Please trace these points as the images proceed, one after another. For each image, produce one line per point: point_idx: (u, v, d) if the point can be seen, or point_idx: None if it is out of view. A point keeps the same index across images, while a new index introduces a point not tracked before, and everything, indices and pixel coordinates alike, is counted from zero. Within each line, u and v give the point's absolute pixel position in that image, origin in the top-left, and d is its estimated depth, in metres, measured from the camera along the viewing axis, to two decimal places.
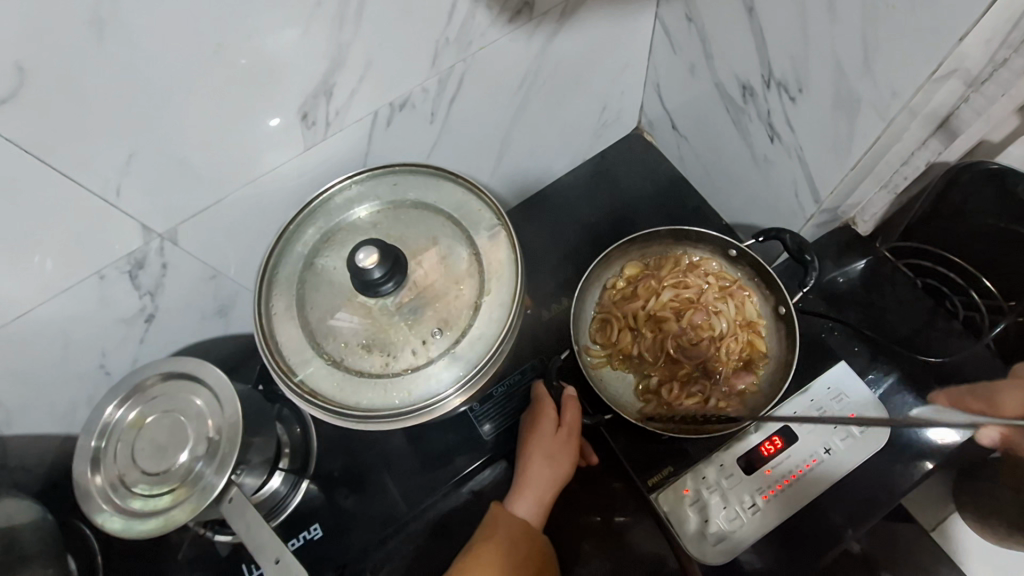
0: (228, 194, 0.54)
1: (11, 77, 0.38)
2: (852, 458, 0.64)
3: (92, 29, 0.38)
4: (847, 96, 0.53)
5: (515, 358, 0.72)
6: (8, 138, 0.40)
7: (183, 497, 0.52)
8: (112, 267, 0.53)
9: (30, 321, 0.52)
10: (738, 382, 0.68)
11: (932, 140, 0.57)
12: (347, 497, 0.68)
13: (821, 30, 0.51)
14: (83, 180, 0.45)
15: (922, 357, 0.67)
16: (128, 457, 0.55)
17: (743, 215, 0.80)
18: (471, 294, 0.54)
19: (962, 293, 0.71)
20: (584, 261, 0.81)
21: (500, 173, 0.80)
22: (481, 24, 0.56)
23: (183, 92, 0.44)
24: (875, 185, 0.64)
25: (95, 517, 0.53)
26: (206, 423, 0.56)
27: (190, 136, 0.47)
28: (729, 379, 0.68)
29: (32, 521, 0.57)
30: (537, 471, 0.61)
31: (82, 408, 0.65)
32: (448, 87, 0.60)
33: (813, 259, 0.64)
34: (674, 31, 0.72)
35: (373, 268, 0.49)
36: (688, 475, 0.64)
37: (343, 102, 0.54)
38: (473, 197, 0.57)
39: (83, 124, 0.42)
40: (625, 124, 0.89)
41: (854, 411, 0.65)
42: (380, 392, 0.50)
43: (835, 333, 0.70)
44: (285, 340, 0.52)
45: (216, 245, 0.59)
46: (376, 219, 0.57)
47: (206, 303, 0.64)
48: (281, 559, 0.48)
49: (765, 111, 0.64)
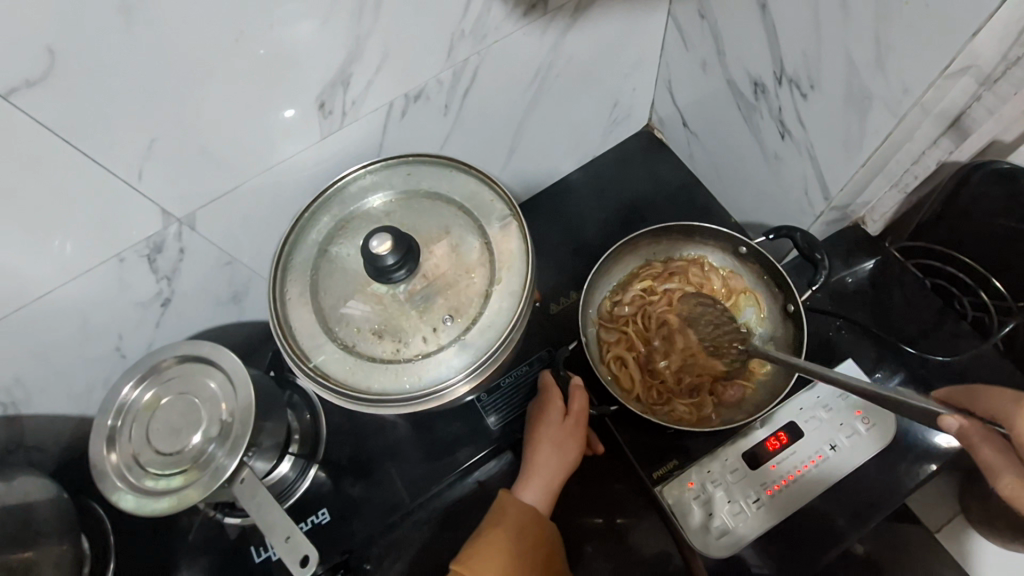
0: (245, 180, 0.55)
1: (42, 60, 0.39)
2: (855, 456, 0.64)
3: (121, 16, 0.39)
4: (858, 92, 0.53)
5: (522, 350, 0.73)
6: (34, 118, 0.41)
7: (195, 478, 0.53)
8: (131, 251, 0.54)
9: (50, 303, 0.53)
10: (732, 390, 0.67)
11: (944, 140, 0.59)
12: (354, 484, 0.68)
13: (834, 28, 0.51)
14: (106, 162, 0.46)
15: (928, 357, 0.68)
16: (142, 437, 0.56)
17: (754, 214, 0.80)
18: (482, 283, 0.55)
19: (971, 293, 0.73)
20: (593, 255, 0.82)
21: (511, 167, 0.80)
22: (497, 18, 0.57)
23: (206, 79, 0.45)
24: (886, 185, 0.66)
25: (110, 495, 0.54)
26: (220, 405, 0.57)
27: (214, 120, 0.49)
28: (725, 386, 0.67)
29: (49, 498, 0.59)
30: (543, 460, 0.61)
31: (99, 389, 0.66)
32: (462, 80, 0.61)
33: (823, 258, 0.64)
34: (686, 28, 0.72)
35: (386, 254, 0.50)
36: (693, 468, 0.64)
37: (359, 93, 0.55)
38: (485, 189, 0.58)
39: (108, 106, 0.43)
40: (635, 121, 0.90)
41: (860, 408, 0.65)
42: (391, 377, 0.51)
43: (841, 332, 0.71)
44: (299, 326, 0.53)
45: (232, 233, 0.60)
46: (389, 209, 0.58)
47: (221, 289, 0.66)
48: (292, 537, 0.49)
49: (777, 107, 0.64)
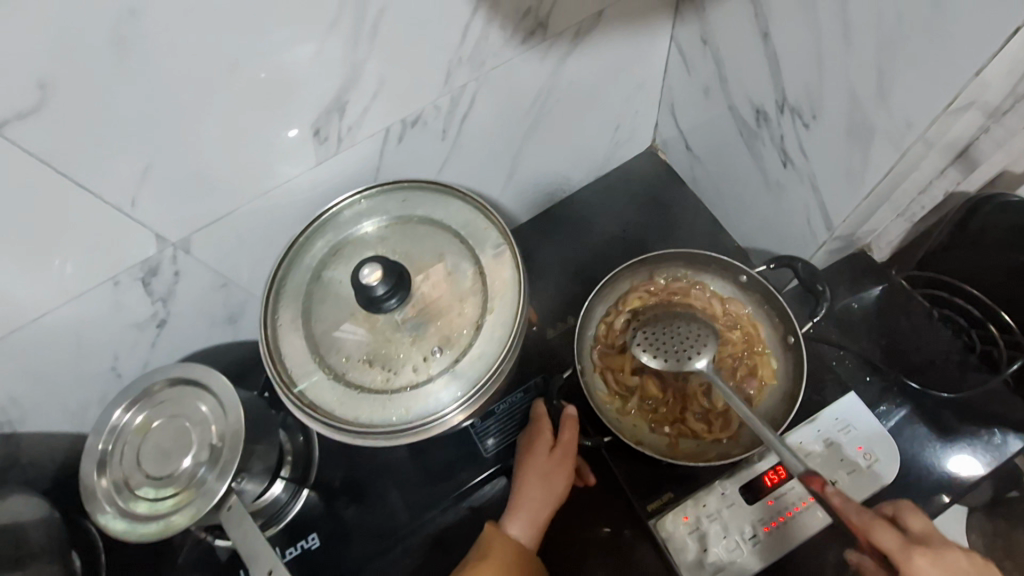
0: (241, 205, 0.56)
1: (34, 94, 0.39)
2: (856, 492, 0.62)
3: (113, 50, 0.39)
4: (862, 125, 0.52)
5: (518, 375, 0.72)
6: (29, 150, 0.41)
7: (186, 502, 0.53)
8: (126, 274, 0.54)
9: (44, 325, 0.53)
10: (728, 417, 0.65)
11: (952, 170, 0.57)
12: (347, 507, 0.68)
13: (837, 61, 0.51)
14: (100, 191, 0.47)
15: (935, 392, 0.67)
16: (134, 461, 0.56)
17: (757, 240, 0.79)
18: (474, 312, 0.54)
19: (978, 326, 0.71)
20: (592, 278, 0.81)
21: (512, 189, 0.80)
22: (495, 44, 0.57)
23: (198, 108, 0.45)
24: (892, 214, 0.64)
25: (98, 519, 0.54)
26: (210, 429, 0.56)
27: (209, 148, 0.49)
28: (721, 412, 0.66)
29: (40, 518, 0.59)
30: (531, 492, 0.60)
31: (94, 408, 0.66)
32: (460, 106, 0.61)
33: (825, 289, 0.63)
34: (689, 51, 0.71)
35: (376, 283, 0.49)
36: (689, 501, 0.63)
37: (356, 118, 0.55)
38: (480, 216, 0.57)
39: (101, 135, 0.43)
40: (637, 143, 0.89)
41: (862, 443, 0.64)
42: (379, 407, 0.51)
43: (845, 362, 0.70)
44: (289, 352, 0.53)
45: (228, 256, 0.60)
46: (383, 235, 0.58)
47: (216, 310, 0.66)
48: (274, 573, 0.49)
49: (779, 135, 0.63)
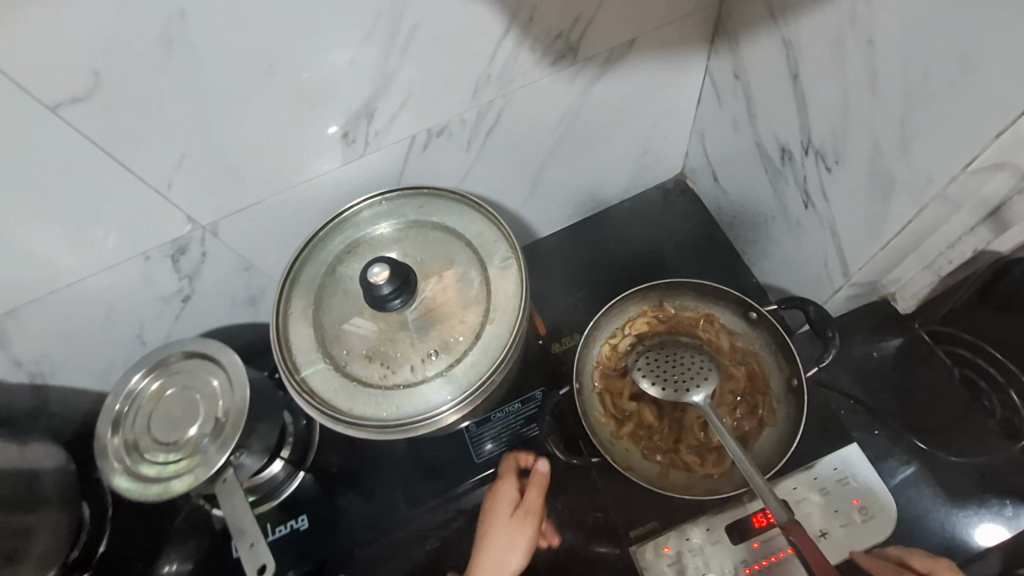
0: (269, 196, 0.59)
1: (88, 81, 0.42)
2: (847, 546, 0.61)
3: (162, 47, 0.43)
4: (883, 175, 0.51)
5: (519, 386, 0.73)
6: (80, 132, 0.45)
7: (186, 469, 0.56)
8: (157, 250, 0.58)
9: (79, 290, 0.58)
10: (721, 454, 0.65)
11: (981, 228, 0.56)
12: (340, 494, 0.70)
13: (862, 109, 0.50)
14: (140, 172, 0.50)
15: (941, 454, 0.67)
16: (144, 424, 0.60)
17: (775, 278, 0.78)
18: (475, 321, 0.56)
19: (1000, 391, 0.66)
20: (604, 299, 0.81)
21: (533, 203, 0.81)
22: (524, 64, 0.58)
23: (235, 104, 0.49)
24: (917, 265, 0.63)
25: (104, 474, 0.57)
26: (217, 403, 0.60)
27: (243, 142, 0.52)
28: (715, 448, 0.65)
29: (56, 468, 0.63)
30: (495, 546, 0.59)
31: (117, 371, 0.71)
32: (486, 120, 0.63)
33: (835, 336, 0.62)
34: (721, 84, 0.71)
35: (382, 283, 0.52)
36: (672, 533, 0.63)
37: (384, 124, 0.57)
38: (492, 228, 0.59)
39: (145, 122, 0.47)
40: (665, 169, 0.89)
41: (859, 497, 0.62)
42: (374, 402, 0.53)
43: (852, 411, 0.71)
44: (296, 340, 0.56)
45: (253, 242, 0.63)
46: (397, 237, 0.60)
47: (238, 291, 0.69)
48: (256, 545, 0.52)
49: (802, 176, 0.63)
